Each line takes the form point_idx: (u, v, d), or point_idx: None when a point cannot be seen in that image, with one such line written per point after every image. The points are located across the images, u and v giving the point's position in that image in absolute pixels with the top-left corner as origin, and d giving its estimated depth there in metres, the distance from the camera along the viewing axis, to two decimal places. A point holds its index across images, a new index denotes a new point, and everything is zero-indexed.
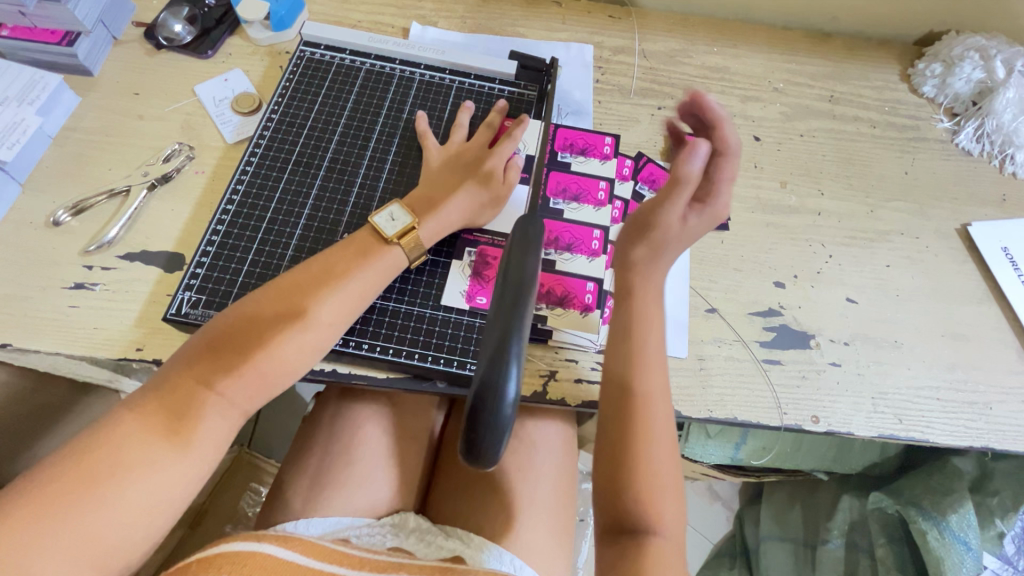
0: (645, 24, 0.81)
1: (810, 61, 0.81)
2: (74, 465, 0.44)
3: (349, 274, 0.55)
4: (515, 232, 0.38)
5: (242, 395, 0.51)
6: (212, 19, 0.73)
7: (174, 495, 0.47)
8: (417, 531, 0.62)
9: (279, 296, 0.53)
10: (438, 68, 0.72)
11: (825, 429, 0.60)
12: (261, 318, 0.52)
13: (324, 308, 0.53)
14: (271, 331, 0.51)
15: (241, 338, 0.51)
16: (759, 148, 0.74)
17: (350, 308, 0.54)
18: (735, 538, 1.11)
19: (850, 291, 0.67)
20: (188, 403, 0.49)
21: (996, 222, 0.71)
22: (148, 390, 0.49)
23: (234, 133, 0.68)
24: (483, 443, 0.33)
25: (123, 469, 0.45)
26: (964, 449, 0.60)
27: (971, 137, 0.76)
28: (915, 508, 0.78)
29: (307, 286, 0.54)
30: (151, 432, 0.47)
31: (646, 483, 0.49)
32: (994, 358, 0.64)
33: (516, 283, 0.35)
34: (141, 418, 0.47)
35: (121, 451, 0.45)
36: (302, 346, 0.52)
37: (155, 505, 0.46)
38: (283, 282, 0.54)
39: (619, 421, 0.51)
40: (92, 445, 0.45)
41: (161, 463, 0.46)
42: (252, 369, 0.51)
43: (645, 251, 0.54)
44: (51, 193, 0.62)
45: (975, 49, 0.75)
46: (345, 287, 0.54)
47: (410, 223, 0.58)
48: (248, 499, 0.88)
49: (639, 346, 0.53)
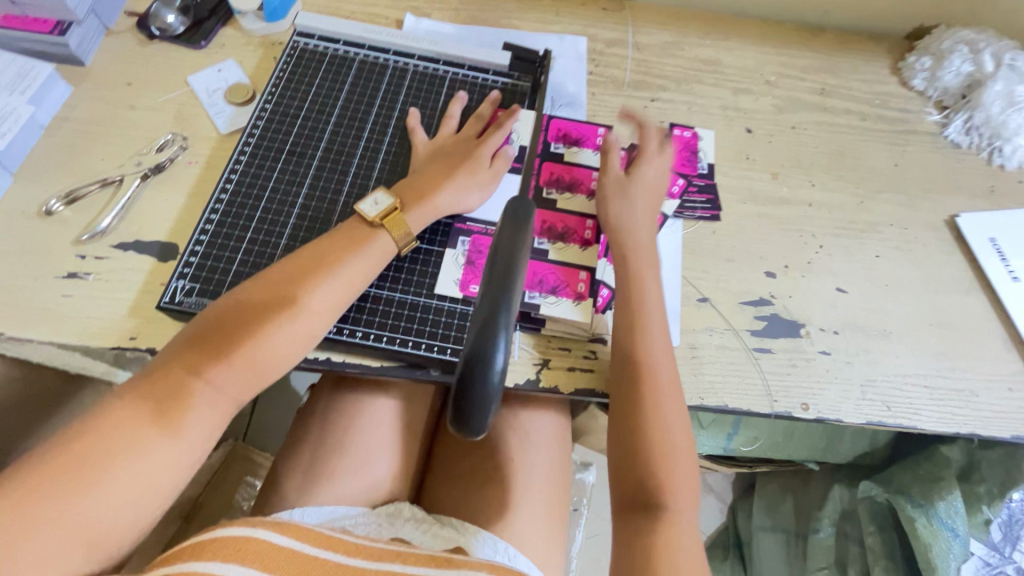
0: (638, 17, 0.81)
1: (802, 54, 0.81)
2: (66, 450, 0.44)
3: (339, 263, 0.55)
4: (505, 214, 0.38)
5: (233, 384, 0.51)
6: (205, 10, 0.73)
7: (166, 481, 0.47)
8: (412, 519, 0.63)
9: (271, 285, 0.53)
10: (432, 59, 0.72)
11: (815, 416, 0.60)
12: (252, 307, 0.52)
13: (315, 296, 0.53)
14: (262, 319, 0.52)
15: (232, 328, 0.51)
16: (751, 140, 0.75)
17: (341, 296, 0.55)
18: (728, 530, 1.12)
19: (840, 281, 0.68)
20: (178, 392, 0.49)
21: (984, 213, 0.72)
22: (139, 380, 0.49)
23: (227, 123, 0.68)
24: (471, 414, 0.34)
25: (115, 455, 0.45)
26: (951, 435, 0.61)
27: (960, 129, 0.76)
28: (904, 496, 0.81)
29: (297, 275, 0.54)
30: (142, 419, 0.47)
31: (660, 450, 0.54)
32: (980, 347, 0.65)
33: (504, 264, 0.35)
34: (132, 407, 0.47)
35: (113, 438, 0.46)
36: (294, 335, 0.52)
37: (147, 491, 0.46)
38: (273, 272, 0.54)
39: (631, 403, 0.55)
40: (85, 432, 0.46)
41: (152, 450, 0.46)
42: (244, 358, 0.51)
43: (614, 206, 0.63)
44: (43, 182, 0.62)
45: (964, 42, 0.76)
46: (336, 276, 0.54)
47: (392, 204, 0.59)
48: (243, 492, 0.88)
49: (644, 332, 0.57)
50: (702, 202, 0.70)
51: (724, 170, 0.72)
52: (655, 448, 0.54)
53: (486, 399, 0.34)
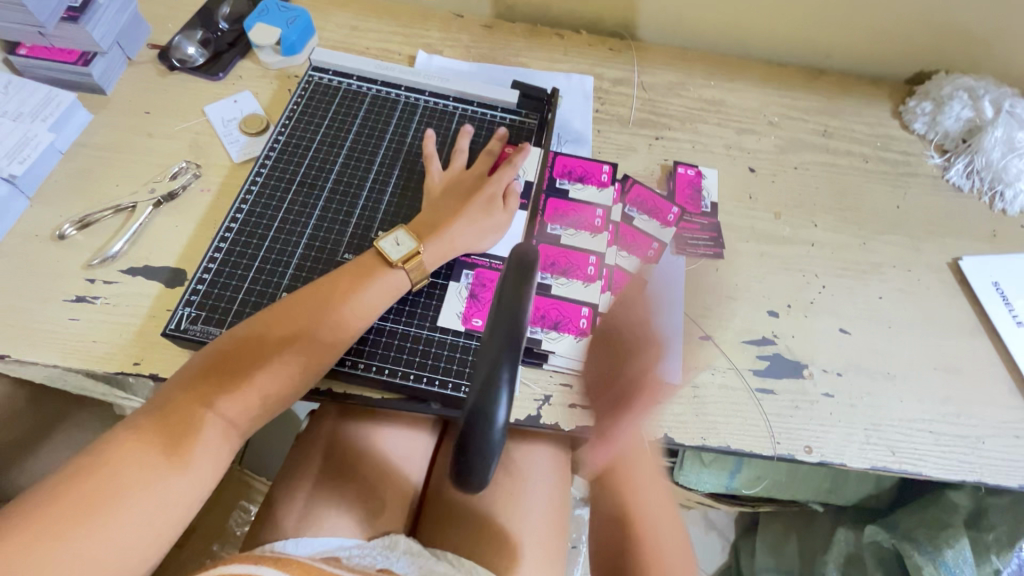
0: (645, 57, 0.83)
1: (805, 97, 0.83)
2: (70, 489, 0.44)
3: (352, 298, 0.56)
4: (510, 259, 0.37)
5: (244, 415, 0.52)
6: (225, 43, 0.76)
7: (172, 514, 0.47)
8: (408, 552, 0.60)
9: (283, 318, 0.54)
10: (443, 95, 0.74)
11: (818, 460, 0.60)
12: (264, 341, 0.53)
13: (326, 331, 0.55)
14: (274, 353, 0.53)
15: (245, 359, 0.52)
16: (754, 179, 0.76)
17: (352, 330, 0.56)
18: (730, 569, 1.10)
19: (843, 322, 0.68)
20: (190, 422, 0.49)
21: (987, 257, 0.72)
22: (150, 409, 0.50)
23: (240, 153, 0.69)
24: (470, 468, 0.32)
25: (120, 492, 0.45)
26: (957, 483, 0.60)
27: (962, 173, 0.77)
28: (911, 542, 0.79)
29: (310, 309, 0.55)
30: (149, 453, 0.47)
31: None
32: (985, 393, 0.65)
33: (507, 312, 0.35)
34: (143, 439, 0.47)
35: (119, 473, 0.45)
36: (303, 368, 0.54)
37: (153, 527, 0.46)
38: (287, 305, 0.55)
39: None
40: (87, 467, 0.45)
41: (161, 486, 0.46)
42: (255, 389, 0.52)
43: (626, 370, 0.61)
44: (59, 206, 0.64)
45: (964, 89, 0.77)
46: (346, 310, 0.56)
47: (415, 247, 0.59)
48: (236, 517, 0.84)
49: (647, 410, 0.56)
50: (706, 239, 0.70)
51: (727, 209, 0.73)
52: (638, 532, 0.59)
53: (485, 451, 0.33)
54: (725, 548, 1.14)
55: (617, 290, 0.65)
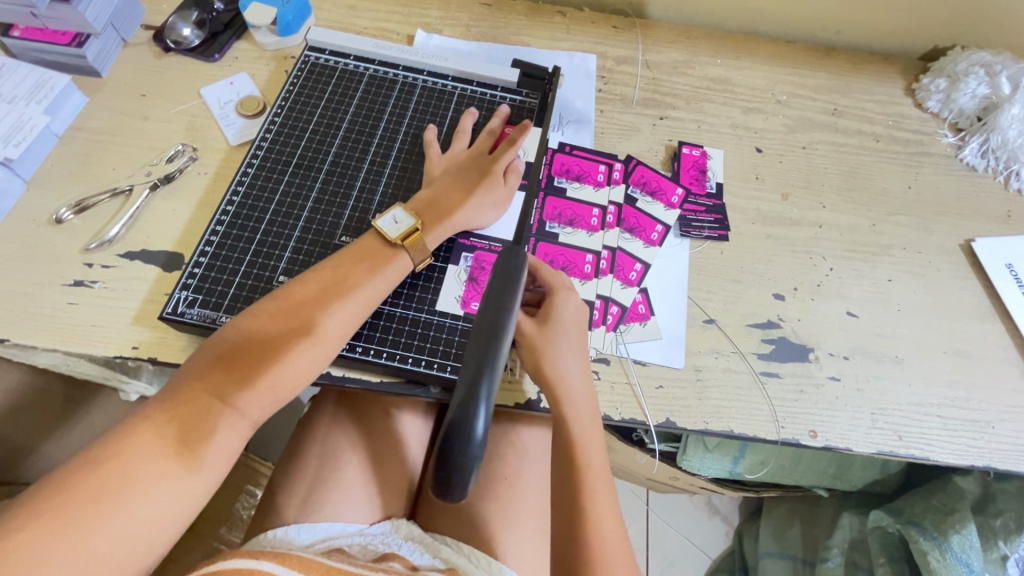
0: (649, 35, 0.81)
1: (814, 75, 0.81)
2: (80, 479, 0.44)
3: (358, 287, 0.56)
4: (495, 275, 0.43)
5: (255, 407, 0.51)
6: (221, 24, 0.74)
7: (184, 502, 0.47)
8: (410, 538, 0.62)
9: (289, 309, 0.54)
10: (441, 75, 0.72)
11: (823, 444, 0.59)
12: (270, 333, 0.53)
13: (332, 322, 0.54)
14: (282, 344, 0.52)
15: (254, 352, 0.52)
16: (761, 159, 0.74)
17: (357, 318, 0.55)
18: (734, 554, 1.11)
19: (850, 305, 0.66)
20: (200, 415, 0.49)
21: (1000, 238, 0.71)
22: (159, 400, 0.49)
23: (236, 135, 0.68)
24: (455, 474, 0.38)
25: (131, 481, 0.45)
26: (966, 467, 0.59)
27: (976, 152, 0.75)
28: (916, 528, 0.77)
29: (317, 300, 0.54)
30: (160, 443, 0.47)
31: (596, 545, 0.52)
32: (996, 376, 0.63)
33: (489, 330, 0.40)
34: (153, 430, 0.47)
35: (128, 464, 0.45)
36: (311, 360, 0.53)
37: (163, 516, 0.46)
38: (294, 295, 0.55)
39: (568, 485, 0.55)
40: (95, 457, 0.45)
41: (168, 479, 0.46)
42: (266, 382, 0.52)
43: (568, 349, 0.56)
44: (57, 190, 0.63)
45: (980, 64, 0.75)
46: (352, 300, 0.55)
47: (413, 224, 0.59)
48: (244, 500, 0.80)
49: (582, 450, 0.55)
50: (711, 221, 0.69)
51: (733, 189, 0.72)
52: (593, 541, 0.52)
53: (466, 467, 0.38)
54: (729, 534, 1.14)
55: (620, 272, 0.64)
